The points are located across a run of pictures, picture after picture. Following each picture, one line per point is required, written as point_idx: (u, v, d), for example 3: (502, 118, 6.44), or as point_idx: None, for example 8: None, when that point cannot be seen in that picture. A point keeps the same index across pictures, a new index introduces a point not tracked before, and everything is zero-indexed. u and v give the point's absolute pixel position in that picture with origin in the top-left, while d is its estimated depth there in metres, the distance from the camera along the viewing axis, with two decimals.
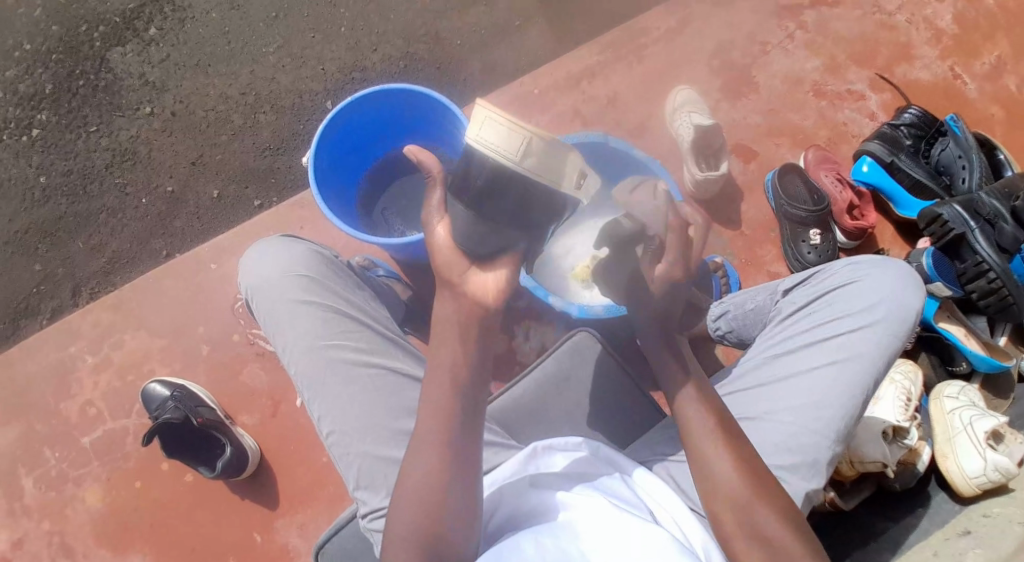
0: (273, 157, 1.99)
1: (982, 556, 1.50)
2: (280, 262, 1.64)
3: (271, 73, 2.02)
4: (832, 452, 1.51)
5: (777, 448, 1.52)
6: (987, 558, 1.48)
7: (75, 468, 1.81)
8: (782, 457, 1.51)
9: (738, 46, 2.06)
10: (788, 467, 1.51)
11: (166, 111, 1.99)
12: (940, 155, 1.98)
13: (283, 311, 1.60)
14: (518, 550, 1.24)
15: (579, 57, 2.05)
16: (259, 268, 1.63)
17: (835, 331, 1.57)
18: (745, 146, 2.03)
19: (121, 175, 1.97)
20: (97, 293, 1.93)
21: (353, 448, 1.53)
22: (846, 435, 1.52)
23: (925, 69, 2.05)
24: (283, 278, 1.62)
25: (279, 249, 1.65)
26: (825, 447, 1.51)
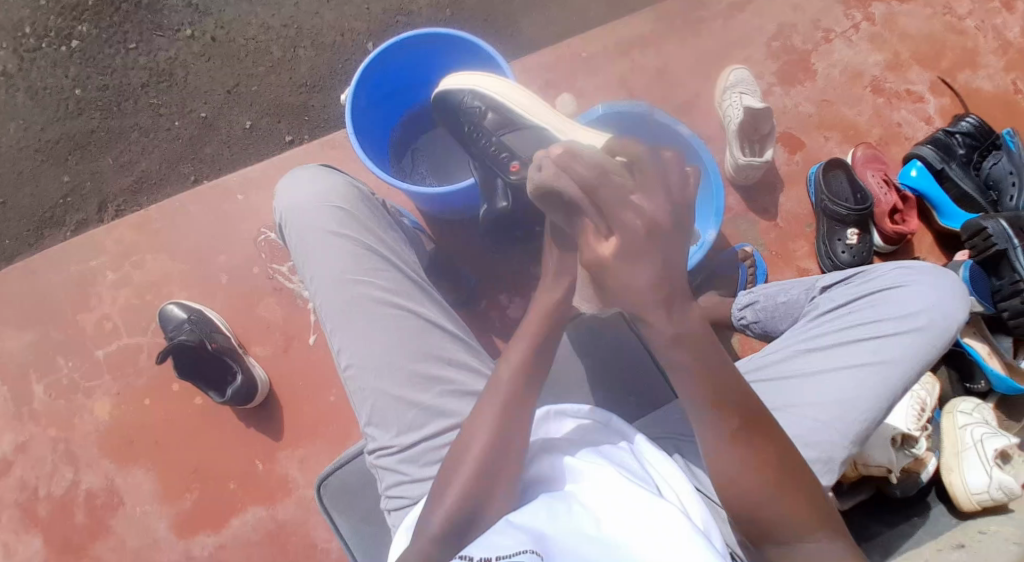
0: (309, 94, 1.97)
1: None
2: (319, 194, 1.64)
3: (316, 8, 1.98)
4: (846, 452, 1.51)
5: (793, 441, 1.51)
6: None
7: (88, 379, 1.85)
8: (795, 450, 1.51)
9: (799, 31, 1.98)
10: None
11: (206, 36, 1.97)
12: (991, 169, 1.90)
13: (317, 245, 1.61)
14: (530, 513, 1.25)
15: (632, 26, 1.99)
16: (299, 200, 1.64)
17: (871, 333, 1.55)
18: (793, 135, 1.97)
19: (157, 96, 1.96)
20: (123, 210, 1.94)
21: (369, 385, 1.55)
22: (865, 437, 1.52)
23: (988, 79, 1.96)
24: (321, 211, 1.62)
25: (320, 182, 1.65)
26: (839, 445, 1.50)
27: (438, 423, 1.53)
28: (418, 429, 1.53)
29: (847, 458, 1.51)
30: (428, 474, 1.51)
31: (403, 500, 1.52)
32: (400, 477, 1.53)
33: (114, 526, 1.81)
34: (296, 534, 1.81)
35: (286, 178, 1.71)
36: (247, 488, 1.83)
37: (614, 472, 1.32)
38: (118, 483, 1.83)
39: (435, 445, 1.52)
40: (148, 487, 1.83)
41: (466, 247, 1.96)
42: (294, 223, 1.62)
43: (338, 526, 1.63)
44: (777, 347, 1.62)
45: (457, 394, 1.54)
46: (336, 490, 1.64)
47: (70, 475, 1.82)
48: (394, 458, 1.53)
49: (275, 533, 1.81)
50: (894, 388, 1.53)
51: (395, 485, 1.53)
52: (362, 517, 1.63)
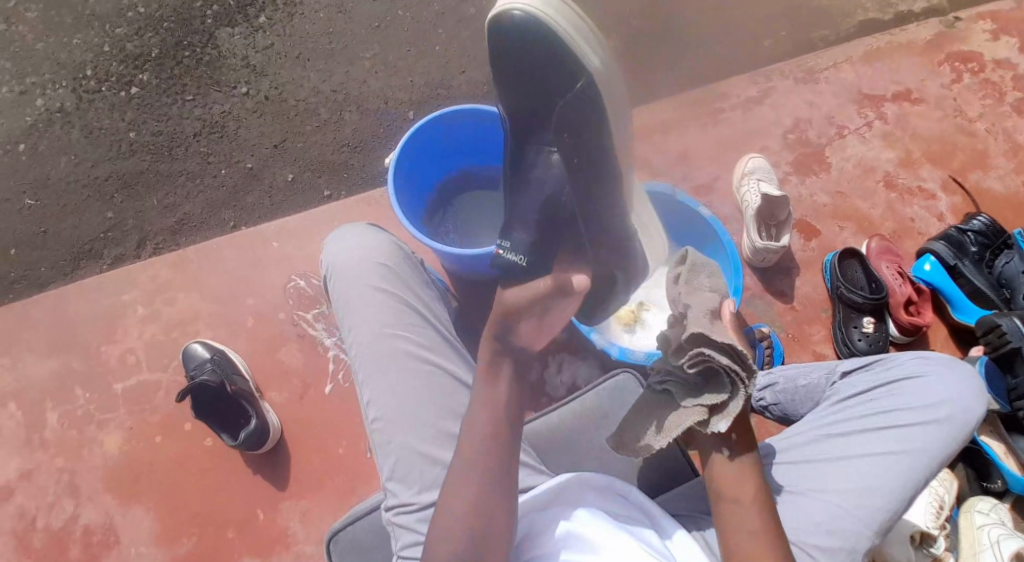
0: (350, 153, 2.06)
1: None
2: (363, 250, 1.67)
3: (364, 77, 2.09)
4: (870, 542, 1.48)
5: (818, 527, 1.49)
6: None
7: (102, 411, 1.85)
8: (819, 537, 1.49)
9: (815, 125, 2.09)
10: (825, 547, 1.48)
11: (260, 94, 2.08)
12: (1003, 268, 1.94)
13: (359, 297, 1.64)
14: None
15: (657, 111, 2.10)
16: (341, 255, 1.68)
17: (894, 421, 1.56)
18: (808, 223, 2.04)
19: (206, 145, 2.05)
20: (161, 248, 2.00)
21: (396, 438, 1.55)
22: (889, 526, 1.50)
23: (998, 179, 2.05)
24: (365, 264, 1.65)
25: (365, 237, 1.68)
26: (864, 534, 1.48)
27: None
28: (440, 488, 1.53)
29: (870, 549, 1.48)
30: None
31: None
32: (417, 536, 1.50)
33: None
34: None
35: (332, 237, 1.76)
36: (247, 536, 1.79)
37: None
38: (117, 520, 1.79)
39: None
40: (147, 527, 1.79)
41: (488, 307, 2.00)
42: (339, 277, 1.66)
43: None
44: (801, 430, 1.62)
45: None
46: (345, 548, 1.60)
47: (70, 508, 1.80)
48: (413, 516, 1.51)
49: None
50: (919, 479, 1.52)
51: (411, 544, 1.50)
52: None
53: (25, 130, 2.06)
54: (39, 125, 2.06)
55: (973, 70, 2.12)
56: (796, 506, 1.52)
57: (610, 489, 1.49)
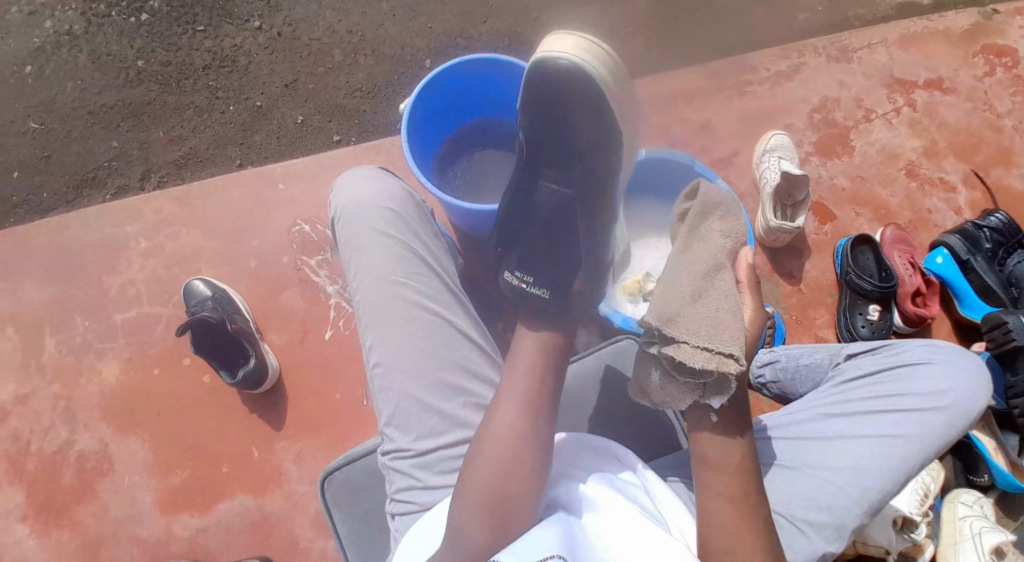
0: (363, 98, 2.02)
1: None
2: (371, 193, 1.65)
3: (382, 20, 2.04)
4: (859, 520, 1.49)
5: (807, 502, 1.50)
6: None
7: (100, 341, 1.85)
8: (809, 512, 1.49)
9: (841, 107, 2.05)
10: (815, 523, 1.49)
11: (273, 30, 2.03)
12: (1015, 267, 1.92)
13: (365, 241, 1.61)
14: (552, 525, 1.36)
15: (682, 78, 2.06)
16: (350, 196, 1.65)
17: (894, 405, 1.55)
18: (824, 206, 2.02)
19: (215, 79, 2.01)
20: (165, 182, 1.98)
21: (396, 386, 1.54)
22: (879, 507, 1.50)
23: (1020, 178, 2.03)
24: (373, 210, 1.63)
25: (375, 182, 1.66)
26: (853, 512, 1.48)
27: (460, 433, 1.53)
28: (438, 436, 1.53)
29: (858, 527, 1.49)
30: (441, 482, 1.51)
31: (410, 506, 1.52)
32: (412, 482, 1.52)
33: (100, 492, 1.77)
34: (281, 527, 1.76)
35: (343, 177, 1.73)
36: (239, 474, 1.79)
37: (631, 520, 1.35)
38: (110, 450, 1.79)
39: (451, 455, 1.52)
40: (141, 458, 1.79)
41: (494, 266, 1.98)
42: (347, 219, 1.63)
43: (337, 526, 1.60)
44: (800, 407, 1.62)
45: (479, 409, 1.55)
46: (340, 488, 1.61)
47: (65, 434, 1.80)
48: (409, 462, 1.53)
49: (261, 524, 1.76)
50: (914, 464, 1.52)
51: (405, 489, 1.52)
52: (364, 516, 1.60)
53: (32, 52, 2.01)
54: (46, 47, 2.01)
55: (1008, 63, 2.08)
56: (794, 483, 1.52)
57: (607, 451, 1.48)
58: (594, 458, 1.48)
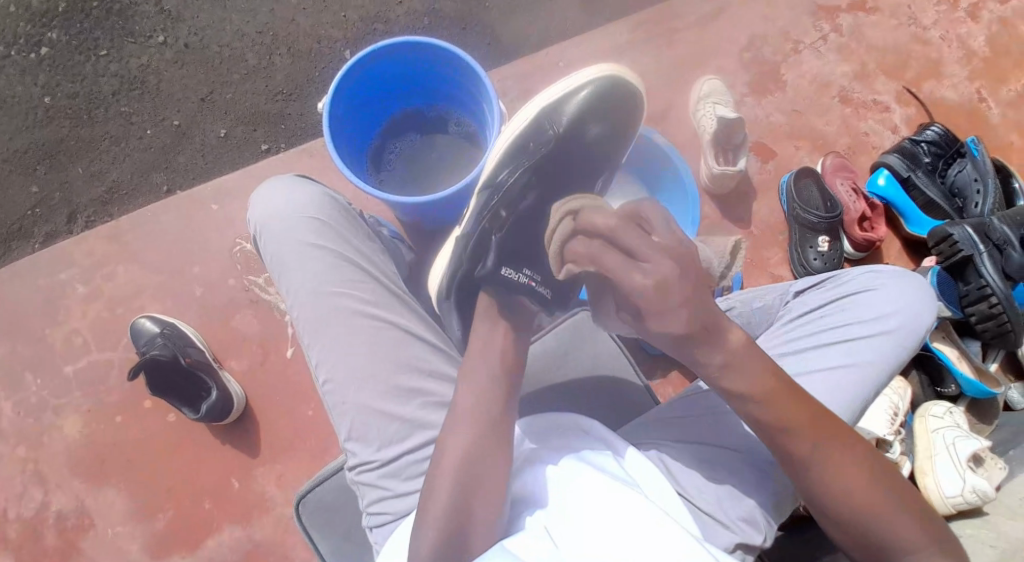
0: (285, 102, 1.97)
1: None
2: (293, 203, 1.61)
3: (292, 15, 1.98)
4: None
5: None
6: None
7: (56, 396, 1.80)
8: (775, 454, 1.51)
9: (769, 42, 2.03)
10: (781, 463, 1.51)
11: (179, 43, 1.97)
12: (956, 177, 1.97)
13: (294, 255, 1.58)
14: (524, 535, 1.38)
15: (608, 35, 2.02)
16: (274, 212, 1.61)
17: (843, 336, 1.57)
18: (764, 144, 2.02)
19: (128, 104, 1.95)
20: (93, 222, 1.93)
21: (348, 398, 1.52)
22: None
23: (952, 88, 2.04)
24: (297, 220, 1.60)
25: (295, 191, 1.62)
26: None
27: (422, 436, 1.52)
28: (400, 443, 1.52)
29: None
30: (408, 489, 1.51)
31: (385, 516, 1.51)
32: (382, 492, 1.52)
33: (86, 548, 1.75)
34: (276, 550, 1.76)
35: (262, 188, 1.68)
36: (224, 506, 1.78)
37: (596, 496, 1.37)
38: (87, 504, 1.77)
39: (416, 459, 1.51)
40: (119, 507, 1.77)
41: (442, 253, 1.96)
42: (273, 234, 1.60)
43: (317, 545, 1.59)
44: None
45: (438, 408, 1.53)
46: (315, 509, 1.60)
47: (39, 496, 1.77)
48: (376, 473, 1.52)
49: (255, 551, 1.76)
50: (868, 391, 1.54)
51: (376, 501, 1.52)
52: (343, 531, 1.60)
53: None
54: None
55: None
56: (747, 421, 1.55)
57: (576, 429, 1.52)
58: (557, 434, 1.52)
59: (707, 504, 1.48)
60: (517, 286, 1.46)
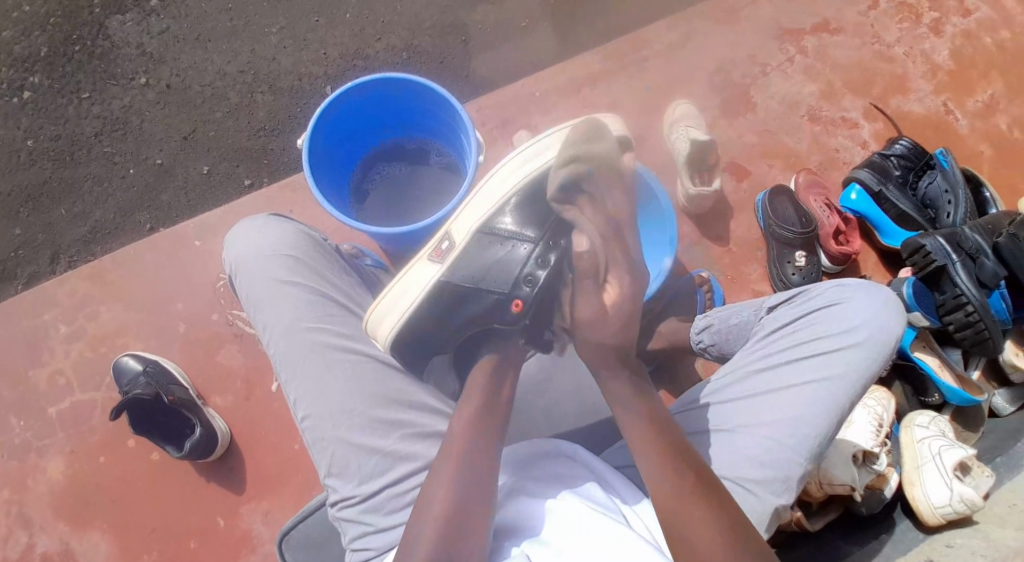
0: (267, 138, 1.99)
1: None
2: (267, 242, 1.63)
3: (272, 54, 2.02)
4: (802, 469, 1.52)
5: (751, 462, 1.54)
6: None
7: (40, 438, 1.79)
8: (755, 472, 1.53)
9: (738, 65, 2.08)
10: (761, 481, 1.53)
11: (162, 83, 2.00)
12: (928, 188, 1.99)
13: (267, 294, 1.60)
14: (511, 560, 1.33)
15: (582, 63, 2.06)
16: (247, 250, 1.62)
17: (815, 350, 1.58)
18: (738, 164, 2.05)
19: (110, 145, 1.98)
20: (75, 262, 1.93)
21: (327, 433, 1.53)
22: (819, 454, 1.54)
23: (919, 102, 2.08)
24: (270, 258, 1.61)
25: (267, 230, 1.64)
26: (795, 463, 1.52)
27: (402, 468, 1.52)
28: (381, 476, 1.52)
29: (803, 476, 1.52)
30: (391, 522, 1.50)
31: (368, 552, 1.50)
32: (365, 527, 1.51)
33: None
34: None
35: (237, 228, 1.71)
36: (211, 545, 1.76)
37: (594, 519, 1.40)
38: (72, 546, 1.75)
39: (396, 492, 1.51)
40: (105, 548, 1.75)
41: None
42: (246, 273, 1.61)
43: None
44: (733, 368, 1.65)
45: (419, 438, 1.53)
46: (299, 546, 1.60)
47: (24, 540, 1.75)
48: (356, 508, 1.51)
49: None
50: (843, 407, 1.55)
51: (359, 536, 1.51)
52: None
53: None
54: None
55: None
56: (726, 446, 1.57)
57: (558, 452, 1.56)
58: (539, 459, 1.56)
59: None
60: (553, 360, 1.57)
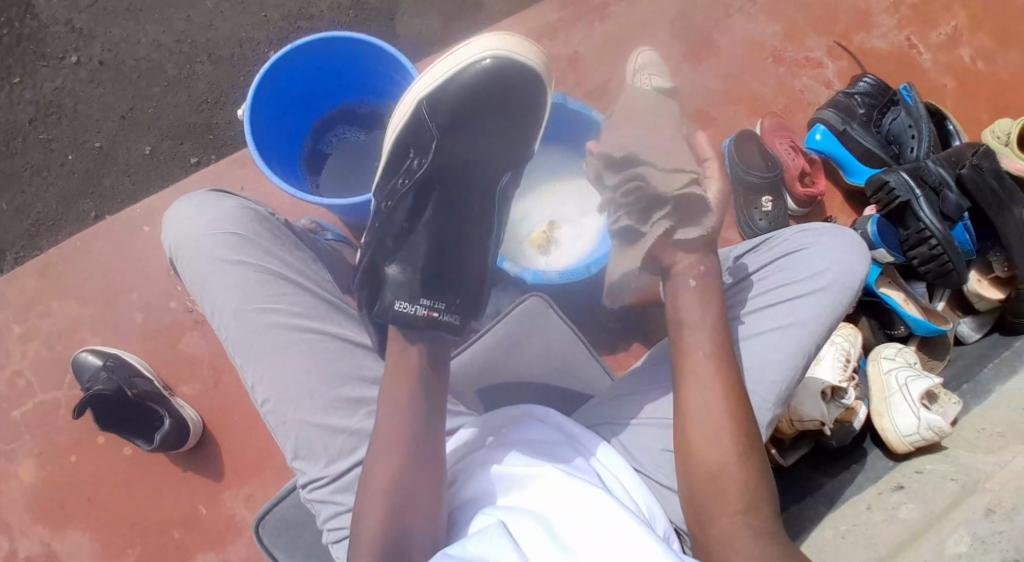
0: (211, 110, 1.91)
1: (914, 511, 1.56)
2: (206, 222, 1.57)
3: (209, 20, 1.91)
4: (770, 415, 1.54)
5: None
6: (922, 513, 1.53)
7: (5, 442, 1.74)
8: None
9: (699, 8, 2.02)
10: None
11: (93, 60, 1.89)
12: (891, 125, 1.98)
13: (213, 276, 1.54)
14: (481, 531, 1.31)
15: (539, 15, 1.98)
16: (190, 231, 1.56)
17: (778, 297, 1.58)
18: (702, 112, 2.01)
19: (46, 130, 1.88)
20: (23, 257, 1.86)
21: (290, 416, 1.50)
22: (787, 397, 1.55)
23: (882, 38, 2.05)
24: (215, 238, 1.56)
25: (209, 207, 1.57)
26: (763, 409, 1.53)
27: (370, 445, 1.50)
28: (349, 454, 1.50)
29: (772, 420, 1.54)
30: None
31: (343, 531, 1.48)
32: (337, 508, 1.48)
33: None
34: None
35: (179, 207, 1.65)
36: (193, 535, 1.74)
37: (567, 479, 1.39)
38: (51, 549, 1.72)
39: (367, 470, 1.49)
40: (85, 548, 1.72)
41: None
42: (190, 254, 1.55)
43: None
44: None
45: None
46: (274, 529, 1.58)
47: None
48: (328, 489, 1.49)
49: None
50: (807, 351, 1.55)
51: (332, 516, 1.49)
52: (307, 551, 1.58)
53: None
54: None
55: None
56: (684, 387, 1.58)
57: (530, 416, 1.55)
58: (508, 425, 1.55)
59: (666, 479, 1.52)
60: (413, 319, 1.45)
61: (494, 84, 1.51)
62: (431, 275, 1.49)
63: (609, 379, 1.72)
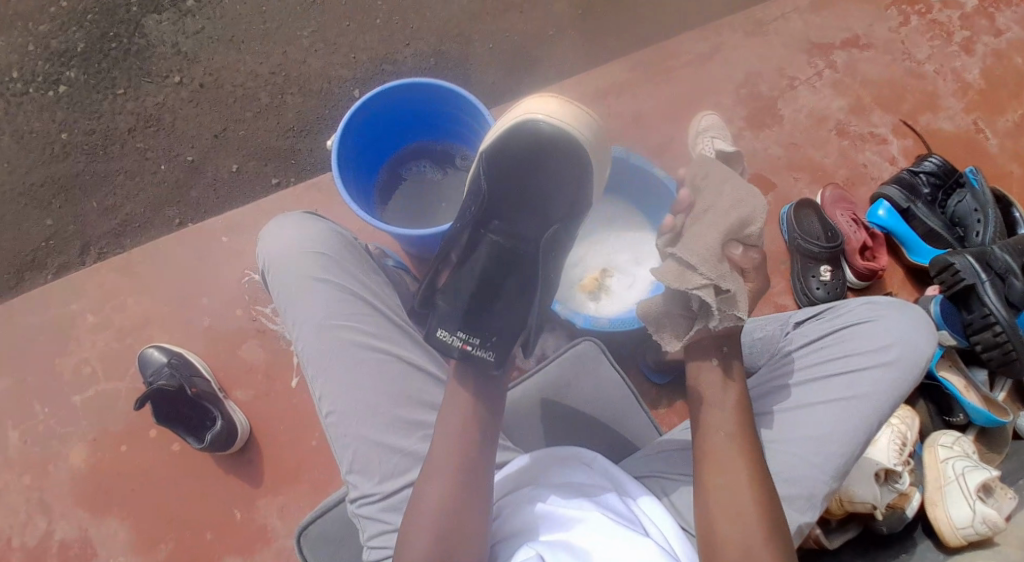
0: (297, 138, 2.03)
1: None
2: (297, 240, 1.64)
3: (304, 57, 2.06)
4: (827, 487, 1.50)
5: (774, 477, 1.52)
6: None
7: (62, 426, 1.82)
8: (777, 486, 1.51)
9: (766, 78, 2.08)
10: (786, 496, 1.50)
11: (195, 82, 2.04)
12: (956, 207, 1.98)
13: (298, 290, 1.61)
14: None
15: (609, 73, 2.07)
16: (281, 248, 1.63)
17: (842, 367, 1.57)
18: (764, 176, 2.04)
19: (143, 141, 2.02)
20: (106, 253, 1.99)
21: (352, 430, 1.54)
22: (845, 471, 1.51)
23: (948, 120, 2.07)
24: (303, 254, 1.62)
25: (302, 227, 1.64)
26: (820, 481, 1.50)
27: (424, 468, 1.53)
28: (402, 474, 1.53)
29: (828, 494, 1.50)
30: None
31: (386, 551, 1.50)
32: (384, 526, 1.51)
33: None
34: None
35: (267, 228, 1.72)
36: (226, 538, 1.77)
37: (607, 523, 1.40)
38: (90, 535, 1.77)
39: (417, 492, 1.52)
40: (123, 536, 1.77)
41: None
42: (279, 269, 1.62)
43: None
44: (758, 381, 1.64)
45: None
46: (315, 541, 1.59)
47: (42, 525, 1.77)
48: (377, 506, 1.52)
49: None
50: (869, 426, 1.53)
51: (378, 534, 1.51)
52: None
53: None
54: None
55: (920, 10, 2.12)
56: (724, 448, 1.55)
57: (577, 458, 1.53)
58: (554, 462, 1.53)
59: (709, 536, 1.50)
60: (452, 351, 1.45)
61: (538, 150, 1.50)
62: (472, 308, 1.47)
63: (654, 431, 1.70)
